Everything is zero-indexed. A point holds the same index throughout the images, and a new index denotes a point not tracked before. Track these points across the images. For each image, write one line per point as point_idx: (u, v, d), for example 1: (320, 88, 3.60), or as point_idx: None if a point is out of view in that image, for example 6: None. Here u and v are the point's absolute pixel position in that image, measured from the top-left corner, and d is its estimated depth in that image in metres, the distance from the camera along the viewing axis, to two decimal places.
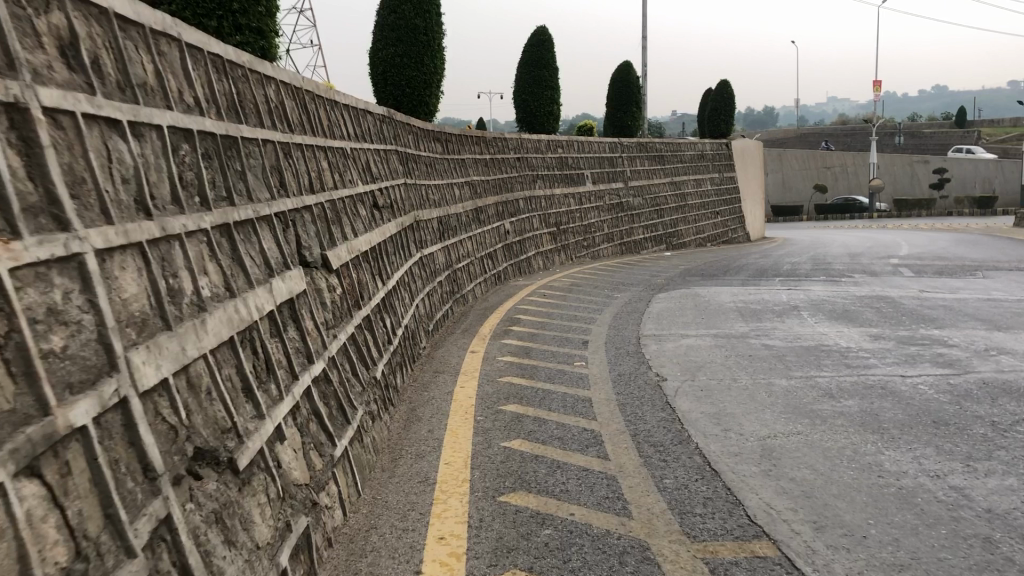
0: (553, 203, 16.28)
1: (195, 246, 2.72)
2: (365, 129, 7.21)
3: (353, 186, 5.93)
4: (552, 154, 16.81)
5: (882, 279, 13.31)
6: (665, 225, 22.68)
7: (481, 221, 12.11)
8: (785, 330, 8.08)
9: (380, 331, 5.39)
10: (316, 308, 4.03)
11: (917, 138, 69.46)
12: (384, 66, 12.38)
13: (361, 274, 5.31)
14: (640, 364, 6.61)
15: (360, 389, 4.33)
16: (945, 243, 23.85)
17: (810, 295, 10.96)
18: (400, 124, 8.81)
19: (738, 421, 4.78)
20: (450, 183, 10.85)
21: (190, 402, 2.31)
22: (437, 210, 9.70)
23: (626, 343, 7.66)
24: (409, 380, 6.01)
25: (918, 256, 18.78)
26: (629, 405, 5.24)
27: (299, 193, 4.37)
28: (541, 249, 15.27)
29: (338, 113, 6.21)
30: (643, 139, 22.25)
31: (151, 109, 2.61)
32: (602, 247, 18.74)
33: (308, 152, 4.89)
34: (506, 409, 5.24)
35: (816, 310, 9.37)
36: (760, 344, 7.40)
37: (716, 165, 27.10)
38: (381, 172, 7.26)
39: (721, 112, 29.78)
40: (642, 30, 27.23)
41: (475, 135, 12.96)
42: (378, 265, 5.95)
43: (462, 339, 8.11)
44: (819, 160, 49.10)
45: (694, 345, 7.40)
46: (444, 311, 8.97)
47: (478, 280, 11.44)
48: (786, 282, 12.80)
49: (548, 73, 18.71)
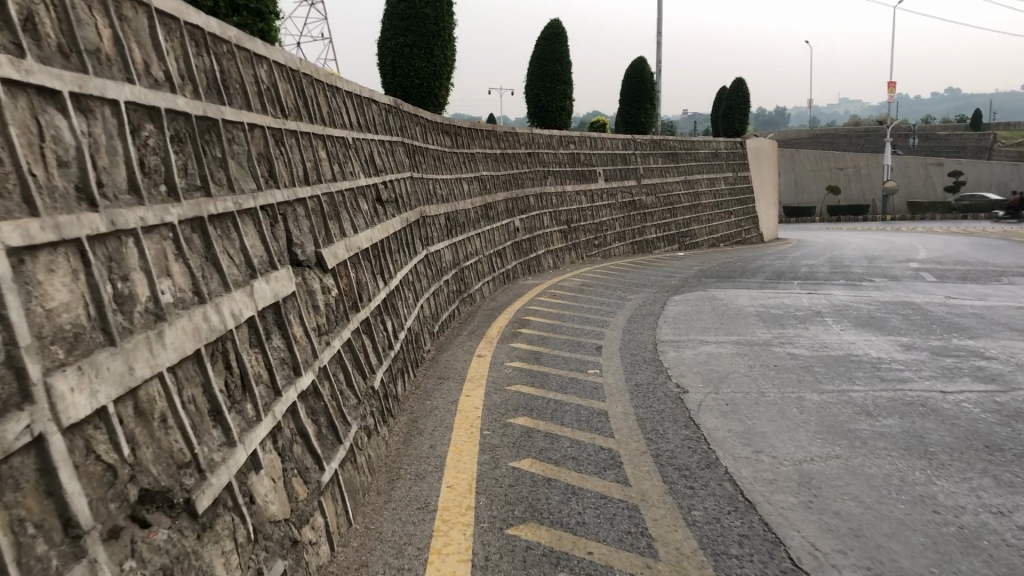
0: (565, 201, 15.86)
1: (156, 243, 2.32)
2: (369, 118, 6.80)
3: (355, 178, 5.53)
4: (564, 150, 16.40)
5: (904, 284, 12.84)
6: (677, 225, 22.23)
7: (491, 218, 11.70)
8: (810, 338, 7.64)
9: (380, 335, 4.99)
10: (306, 313, 3.63)
11: (931, 140, 68.74)
12: (393, 56, 11.99)
13: (361, 273, 4.91)
14: (659, 373, 6.20)
15: (356, 402, 3.93)
16: (964, 247, 23.33)
17: (833, 300, 10.51)
18: (407, 115, 8.41)
19: (769, 443, 4.36)
20: (459, 178, 10.45)
21: (138, 433, 1.91)
22: (445, 205, 9.30)
23: (642, 349, 7.24)
24: (411, 387, 5.61)
25: (939, 260, 18.26)
26: (649, 421, 4.83)
27: (291, 185, 3.97)
28: (551, 247, 14.87)
29: (340, 100, 5.80)
30: (657, 136, 21.80)
31: (105, 80, 2.21)
32: (614, 246, 18.31)
33: (305, 140, 4.49)
34: (515, 423, 4.83)
35: (840, 317, 8.92)
36: (784, 353, 6.97)
37: (730, 165, 26.64)
38: (385, 164, 6.86)
39: (736, 111, 29.34)
40: (657, 25, 26.75)
41: (486, 128, 12.55)
42: (379, 264, 5.55)
43: (469, 341, 7.71)
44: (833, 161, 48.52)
45: (714, 353, 6.97)
46: (450, 311, 8.57)
47: (486, 279, 11.04)
48: (806, 286, 12.36)
49: (562, 67, 18.27)
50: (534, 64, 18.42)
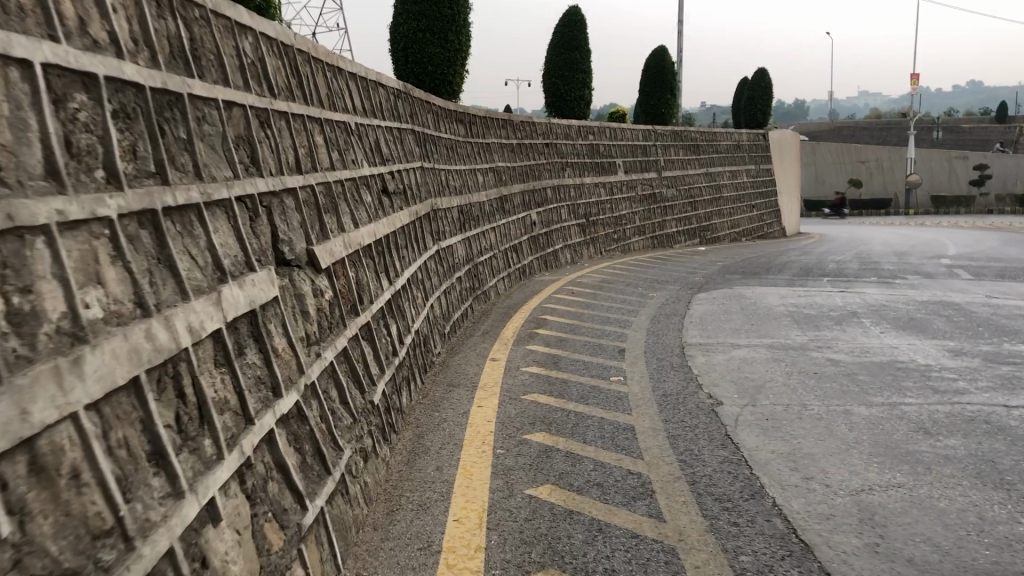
0: (583, 193, 15.33)
1: (83, 242, 1.84)
2: (376, 104, 6.31)
3: (357, 167, 5.04)
4: (583, 141, 15.86)
5: (939, 282, 12.22)
6: (698, 219, 21.63)
7: (506, 211, 11.20)
8: (848, 343, 7.08)
9: (383, 342, 4.51)
10: (291, 321, 3.14)
11: (955, 133, 67.59)
12: (406, 42, 11.49)
13: (361, 272, 4.42)
14: (688, 382, 5.69)
15: (351, 421, 3.45)
16: (993, 243, 22.59)
17: (867, 299, 9.93)
18: (417, 101, 7.91)
19: (819, 469, 3.84)
20: (473, 169, 9.95)
21: (31, 498, 1.43)
22: (458, 197, 8.81)
23: (668, 353, 6.72)
24: (417, 396, 5.13)
25: (971, 256, 17.57)
26: (681, 439, 4.32)
27: (278, 173, 3.48)
28: (569, 241, 14.35)
29: (341, 82, 5.31)
30: (678, 127, 21.20)
31: (13, 33, 1.73)
32: (633, 240, 17.76)
33: (297, 123, 4.00)
34: (531, 440, 4.34)
35: (878, 318, 8.35)
36: (822, 360, 6.42)
37: (752, 157, 26.00)
38: (393, 153, 6.37)
39: (757, 101, 28.67)
40: (678, 14, 26.13)
41: (502, 117, 12.03)
42: (383, 261, 5.06)
43: (482, 343, 7.22)
44: (856, 154, 47.64)
45: (747, 359, 6.45)
46: (462, 310, 8.08)
47: (500, 274, 10.54)
48: (836, 284, 11.77)
49: (581, 55, 17.71)
50: (552, 53, 17.88)
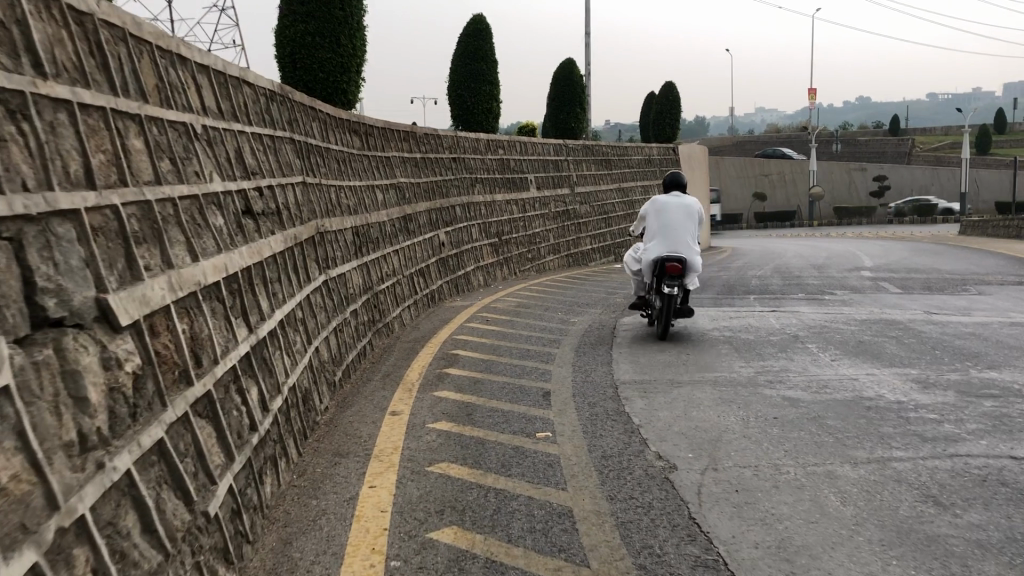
0: (494, 211, 14.33)
1: None
2: (240, 105, 5.15)
3: (204, 182, 3.89)
4: (491, 156, 14.88)
5: (870, 297, 11.65)
6: (613, 235, 20.95)
7: (411, 231, 10.10)
8: (800, 376, 6.24)
9: (233, 416, 3.35)
10: (45, 420, 1.99)
11: (852, 146, 69.60)
12: (292, 46, 10.23)
13: (199, 323, 3.26)
14: (630, 436, 4.69)
15: (160, 559, 2.30)
16: (906, 253, 22.57)
17: (805, 320, 9.18)
18: (298, 106, 6.76)
19: (823, 571, 2.88)
20: (370, 185, 8.82)
21: None
22: (352, 217, 7.67)
23: (602, 396, 5.72)
24: (290, 477, 3.98)
25: (891, 267, 17.25)
26: (633, 531, 3.29)
27: (44, 189, 2.32)
28: (480, 263, 13.31)
29: (184, 73, 4.15)
30: (590, 141, 20.48)
31: None
32: (548, 260, 16.87)
33: (95, 118, 2.84)
34: (438, 541, 3.24)
35: (824, 342, 7.58)
36: (777, 399, 5.53)
37: (663, 172, 25.55)
38: (262, 164, 5.22)
39: (666, 116, 28.31)
40: (586, 25, 25.51)
41: (404, 128, 10.93)
42: (239, 302, 3.90)
43: (380, 390, 6.09)
44: (760, 168, 48.29)
45: (694, 401, 5.50)
46: (358, 349, 6.94)
47: (406, 303, 9.41)
48: (766, 302, 11.05)
49: (487, 66, 16.74)
50: (455, 62, 16.85)
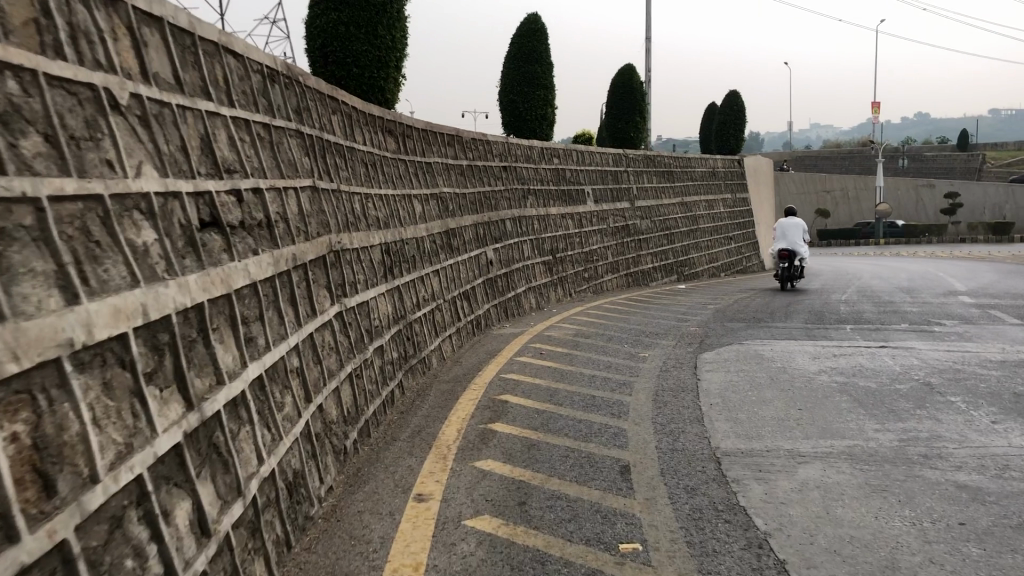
0: (548, 226, 12.89)
1: None
2: (216, 77, 3.79)
3: (123, 177, 2.53)
4: (546, 165, 13.49)
5: (990, 329, 9.93)
6: (675, 253, 19.35)
7: (454, 249, 8.71)
8: (964, 447, 4.67)
9: (123, 571, 1.96)
10: None
11: (919, 161, 66.83)
12: (324, 37, 8.92)
13: (57, 417, 1.86)
14: (761, 557, 3.22)
15: None
16: (997, 275, 20.54)
17: (926, 360, 7.56)
18: (312, 93, 5.42)
19: None
20: (406, 194, 7.47)
21: None
22: (381, 232, 6.31)
23: (701, 476, 4.25)
24: None
25: (992, 293, 15.36)
26: None
27: None
28: (533, 283, 11.90)
29: (110, 17, 2.80)
30: (651, 151, 18.97)
31: None
32: (606, 279, 15.35)
33: None
34: None
35: (970, 395, 5.99)
36: (949, 486, 3.98)
37: (728, 185, 23.92)
38: (245, 158, 3.86)
39: (730, 125, 26.62)
40: (646, 29, 24.06)
41: (450, 131, 9.58)
42: (167, 362, 2.51)
43: (407, 457, 4.68)
44: (823, 183, 46.26)
45: (833, 489, 3.99)
46: (382, 397, 5.55)
47: (447, 333, 8.02)
48: (869, 335, 9.42)
49: (542, 69, 15.36)
50: (506, 65, 15.48)
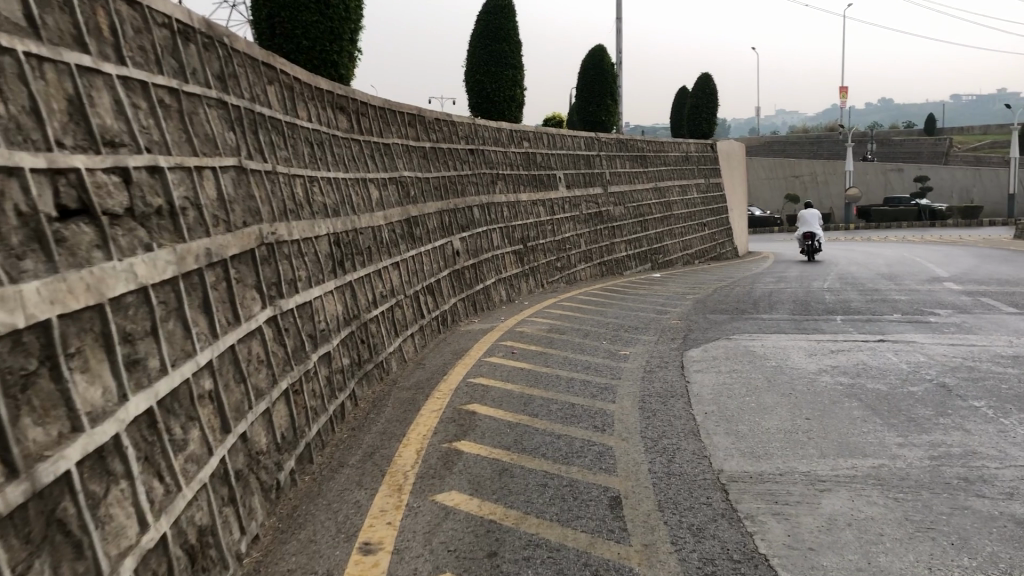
0: (519, 213, 12.15)
1: None
2: (98, 19, 2.97)
3: None
4: (515, 149, 12.72)
5: (987, 318, 9.36)
6: (649, 240, 18.69)
7: (416, 239, 7.93)
8: (1009, 466, 4.01)
9: None
10: None
11: (887, 146, 66.95)
12: (270, 7, 8.02)
13: None
14: None
15: None
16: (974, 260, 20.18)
17: (934, 357, 6.93)
18: (240, 57, 4.60)
19: None
20: (360, 177, 6.67)
21: None
22: (329, 221, 5.52)
23: (708, 510, 3.54)
24: None
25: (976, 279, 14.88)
26: None
27: None
28: (502, 273, 11.15)
29: None
30: (623, 135, 18.28)
31: None
32: (579, 269, 14.64)
33: None
34: None
35: (996, 399, 5.34)
36: (1008, 523, 3.30)
37: (702, 170, 23.33)
38: (137, 125, 3.06)
39: (702, 110, 26.02)
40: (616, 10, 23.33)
41: (411, 110, 8.79)
42: None
43: (355, 489, 3.91)
44: (793, 168, 45.97)
45: (867, 527, 3.30)
46: (329, 412, 4.77)
47: (408, 332, 7.25)
48: (863, 328, 8.80)
49: (509, 48, 14.54)
50: (472, 45, 14.64)
